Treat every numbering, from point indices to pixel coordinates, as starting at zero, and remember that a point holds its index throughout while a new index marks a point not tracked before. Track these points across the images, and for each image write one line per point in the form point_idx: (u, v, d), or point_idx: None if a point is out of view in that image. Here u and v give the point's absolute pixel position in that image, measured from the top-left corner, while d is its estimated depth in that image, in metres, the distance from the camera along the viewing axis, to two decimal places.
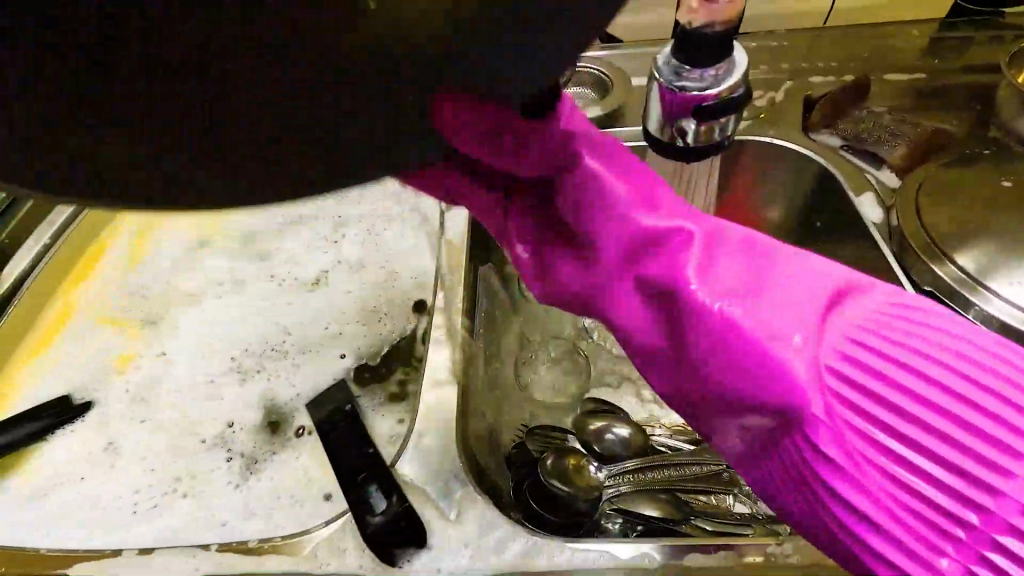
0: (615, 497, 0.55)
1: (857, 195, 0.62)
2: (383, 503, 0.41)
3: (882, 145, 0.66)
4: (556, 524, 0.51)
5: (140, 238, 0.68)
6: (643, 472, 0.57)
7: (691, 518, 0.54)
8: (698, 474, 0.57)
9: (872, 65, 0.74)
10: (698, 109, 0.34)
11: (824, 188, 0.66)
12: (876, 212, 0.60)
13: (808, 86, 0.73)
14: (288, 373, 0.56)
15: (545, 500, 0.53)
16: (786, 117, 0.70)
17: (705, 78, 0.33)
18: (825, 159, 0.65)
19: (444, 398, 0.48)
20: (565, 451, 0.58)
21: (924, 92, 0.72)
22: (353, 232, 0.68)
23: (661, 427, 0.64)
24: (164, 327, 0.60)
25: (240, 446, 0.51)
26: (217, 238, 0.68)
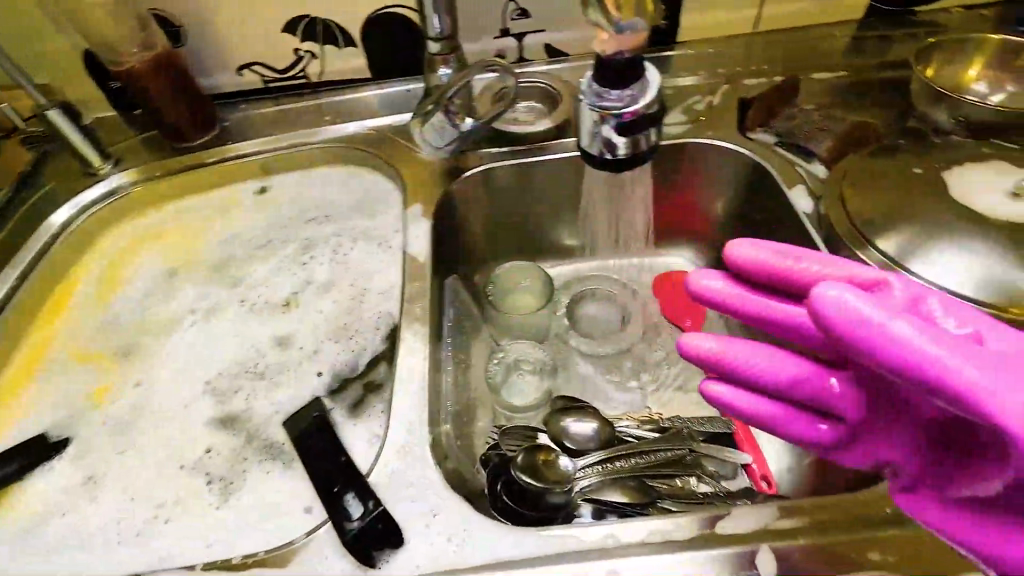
0: (585, 488, 0.59)
1: (790, 188, 0.66)
2: (360, 508, 0.44)
3: (812, 140, 0.71)
4: (528, 518, 0.54)
5: (111, 269, 0.70)
6: (610, 462, 0.61)
7: (657, 501, 0.57)
8: (662, 459, 0.61)
9: (800, 66, 0.80)
10: (620, 125, 0.37)
11: (761, 183, 0.71)
12: (809, 202, 0.65)
13: (743, 88, 0.78)
14: (263, 393, 0.58)
15: (518, 496, 0.56)
16: (724, 119, 0.75)
17: (624, 97, 0.36)
18: (759, 157, 0.70)
19: (414, 406, 0.51)
20: (537, 448, 0.61)
21: (848, 89, 0.78)
22: (321, 254, 0.70)
23: (627, 419, 0.67)
24: (137, 357, 0.62)
25: (218, 469, 0.52)
26: (187, 268, 0.70)
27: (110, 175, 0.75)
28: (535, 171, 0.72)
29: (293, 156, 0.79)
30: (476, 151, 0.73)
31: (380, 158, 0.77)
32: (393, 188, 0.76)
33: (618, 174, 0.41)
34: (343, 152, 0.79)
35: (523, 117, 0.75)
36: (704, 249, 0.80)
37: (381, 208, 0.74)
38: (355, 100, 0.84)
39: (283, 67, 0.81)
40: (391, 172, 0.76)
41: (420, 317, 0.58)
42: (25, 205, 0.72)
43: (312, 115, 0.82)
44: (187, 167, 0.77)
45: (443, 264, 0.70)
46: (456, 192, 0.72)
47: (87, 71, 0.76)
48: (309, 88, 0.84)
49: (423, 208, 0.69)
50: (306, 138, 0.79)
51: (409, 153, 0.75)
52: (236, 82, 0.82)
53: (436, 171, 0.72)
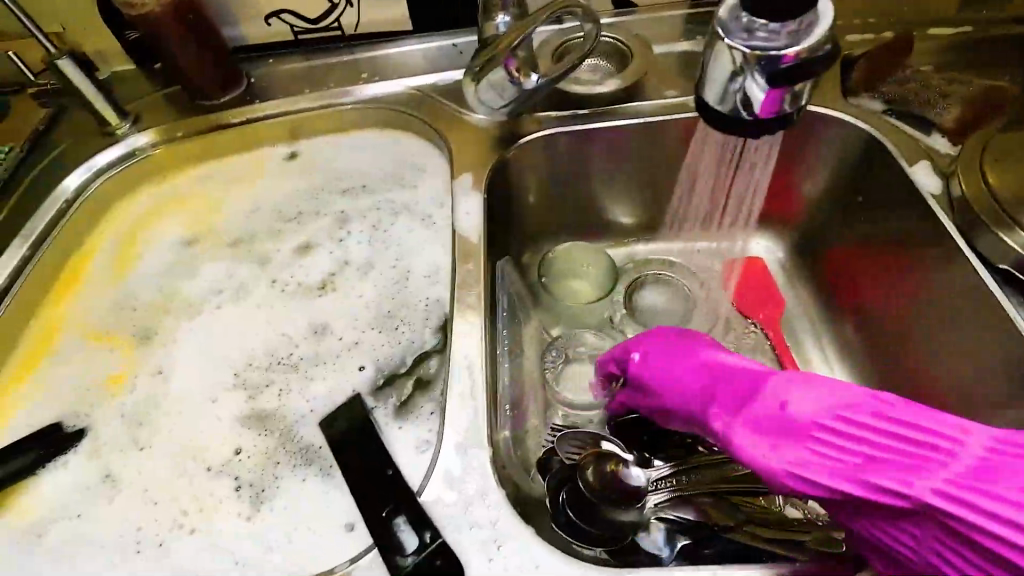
0: (657, 506, 0.51)
1: (910, 164, 0.56)
2: (416, 539, 0.38)
3: (932, 108, 0.60)
4: (595, 541, 0.47)
5: (129, 241, 0.64)
6: (680, 477, 0.53)
7: (741, 526, 0.50)
8: (745, 475, 0.53)
9: (914, 20, 0.68)
10: (772, 72, 0.28)
11: (869, 158, 0.60)
12: (933, 180, 0.54)
13: (845, 46, 0.67)
14: (297, 388, 0.51)
15: (583, 514, 0.48)
16: (823, 82, 0.64)
17: (782, 35, 0.27)
18: (869, 126, 0.59)
19: (471, 410, 0.43)
20: (602, 456, 0.53)
21: (972, 48, 0.66)
22: (358, 230, 0.63)
23: None
24: (158, 340, 0.56)
25: (247, 473, 0.46)
26: (211, 242, 0.63)
27: (127, 135, 0.68)
28: (600, 140, 0.63)
29: (326, 118, 0.71)
30: (534, 114, 0.64)
31: (423, 122, 0.68)
32: (437, 157, 0.67)
33: (750, 137, 0.32)
34: (381, 115, 0.71)
35: (587, 76, 0.66)
36: (787, 234, 0.70)
37: (425, 179, 0.66)
38: (394, 55, 0.75)
39: (315, 16, 0.72)
40: (435, 137, 0.67)
41: (474, 306, 0.50)
42: (36, 167, 0.66)
43: (347, 72, 0.74)
44: (211, 128, 0.69)
45: (495, 243, 0.62)
46: (510, 162, 0.63)
47: (101, 18, 0.69)
48: (344, 41, 0.75)
49: (473, 179, 0.60)
50: (341, 98, 0.71)
51: (456, 117, 0.67)
52: (264, 33, 0.73)
53: (487, 138, 0.64)
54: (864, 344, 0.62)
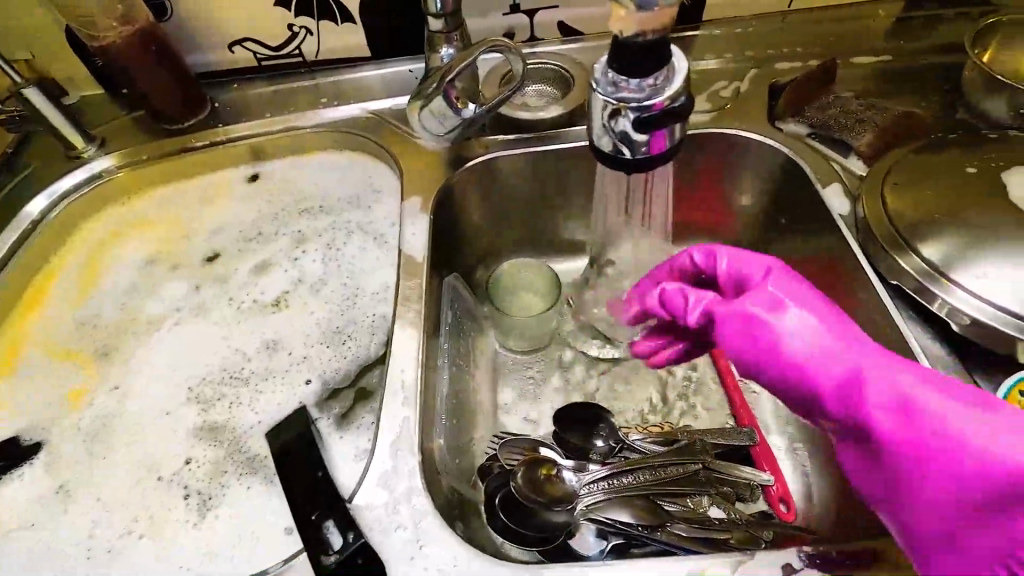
0: (590, 506, 0.54)
1: (824, 186, 0.61)
2: (339, 539, 0.40)
3: (850, 132, 0.64)
4: (526, 539, 0.50)
5: (92, 261, 0.67)
6: (616, 479, 0.56)
7: (667, 524, 0.53)
8: (674, 476, 0.56)
9: (839, 49, 0.73)
10: (639, 120, 0.32)
11: (792, 179, 0.65)
12: (843, 203, 0.59)
13: (775, 73, 0.72)
14: (246, 400, 0.54)
15: (515, 516, 0.52)
16: (751, 107, 0.68)
17: (644, 88, 0.31)
18: (790, 149, 0.64)
19: (403, 420, 0.47)
20: (539, 462, 0.56)
21: (891, 76, 0.71)
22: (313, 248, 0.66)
23: (638, 430, 0.62)
24: (115, 356, 0.59)
25: (195, 482, 0.49)
26: (172, 261, 0.66)
27: (93, 159, 0.71)
28: (544, 163, 0.68)
29: (287, 141, 0.75)
30: (481, 139, 0.67)
31: (378, 145, 0.72)
32: (391, 179, 0.71)
33: (638, 172, 0.36)
34: (340, 138, 0.74)
35: (532, 102, 0.69)
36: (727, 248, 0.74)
37: (379, 200, 0.70)
38: (354, 80, 0.78)
39: (277, 44, 0.75)
40: (389, 159, 0.71)
41: (414, 322, 0.53)
42: (3, 190, 0.69)
43: (308, 97, 0.77)
44: (175, 152, 0.72)
45: (443, 260, 0.65)
46: (458, 183, 0.67)
47: (68, 47, 0.72)
48: (305, 67, 0.78)
49: (422, 201, 0.64)
50: (301, 122, 0.74)
51: (409, 140, 0.70)
52: (228, 60, 0.77)
53: (437, 161, 0.67)
54: None
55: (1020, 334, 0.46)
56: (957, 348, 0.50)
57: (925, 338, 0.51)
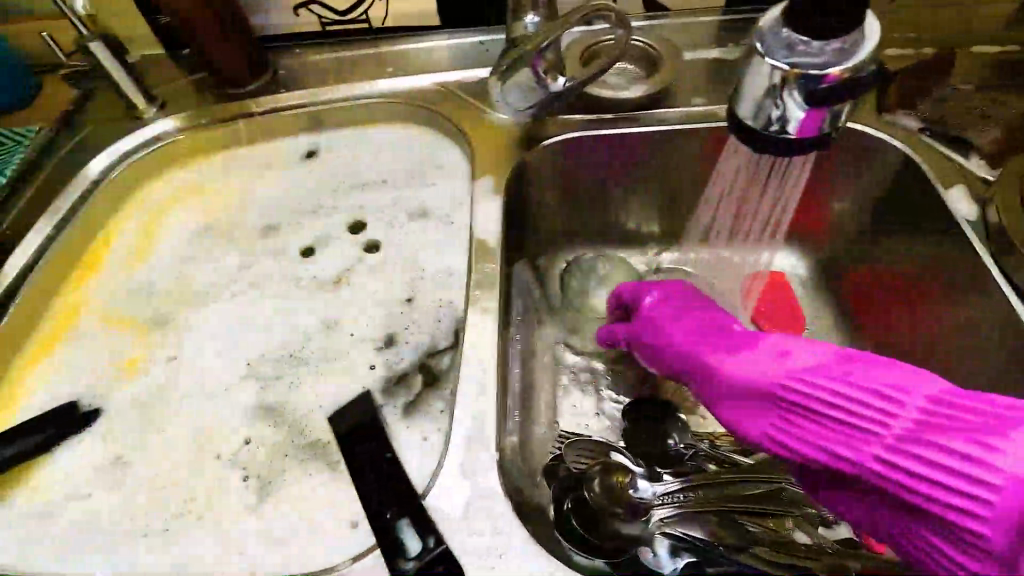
0: (664, 520, 0.50)
1: (945, 188, 0.54)
2: (417, 545, 0.37)
3: (969, 128, 0.58)
4: (597, 549, 0.46)
5: (148, 226, 0.66)
6: (691, 491, 0.52)
7: (750, 546, 0.49)
8: (756, 493, 0.52)
9: (956, 37, 0.66)
10: (812, 91, 0.27)
11: (901, 178, 0.58)
12: (969, 208, 0.52)
13: (881, 61, 0.65)
14: (306, 381, 0.52)
15: (585, 521, 0.48)
16: (855, 98, 0.62)
17: (822, 53, 0.26)
18: (901, 145, 0.58)
19: (484, 415, 0.43)
20: (608, 467, 0.53)
21: (1016, 68, 0.64)
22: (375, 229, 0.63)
23: (712, 436, 0.58)
24: (172, 326, 0.57)
25: (254, 465, 0.47)
26: (230, 231, 0.65)
27: (154, 120, 0.69)
28: (624, 147, 0.63)
29: (349, 111, 0.71)
30: (558, 117, 0.63)
31: (446, 119, 0.68)
32: (458, 157, 0.67)
33: (784, 154, 0.31)
34: (403, 110, 0.71)
35: (613, 81, 0.65)
36: (813, 249, 0.68)
37: (445, 177, 0.66)
38: (421, 50, 0.74)
39: (344, 8, 0.72)
40: (457, 134, 0.67)
41: (488, 310, 0.50)
42: (62, 150, 0.67)
43: (373, 66, 0.73)
44: (237, 117, 0.70)
45: (512, 246, 0.61)
46: (531, 163, 0.62)
47: (133, 1, 0.69)
48: (371, 34, 0.75)
49: (493, 180, 0.60)
50: (365, 91, 0.71)
51: (478, 115, 0.66)
52: (293, 23, 0.73)
53: (510, 139, 0.63)
54: None
55: None
56: None
57: None
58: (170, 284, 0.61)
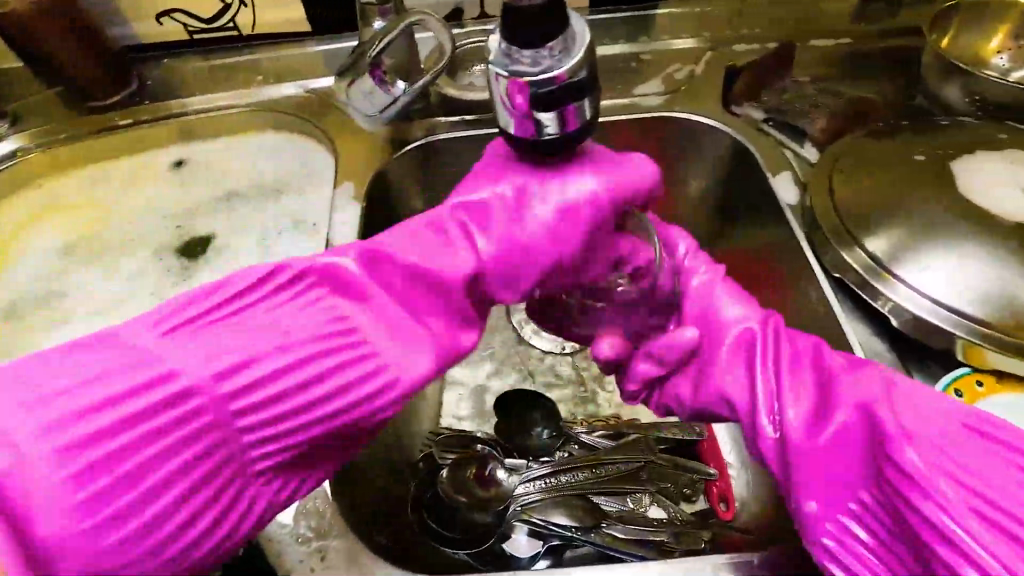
0: (528, 507, 0.51)
1: (774, 175, 0.58)
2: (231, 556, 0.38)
3: (804, 117, 0.62)
4: (453, 541, 0.48)
5: (3, 247, 0.64)
6: (555, 477, 0.54)
7: (605, 526, 0.51)
8: (616, 475, 0.55)
9: (798, 30, 0.70)
10: (541, 95, 0.28)
11: (744, 167, 0.62)
12: (792, 193, 0.56)
13: (732, 55, 0.69)
14: None
15: (444, 517, 0.50)
16: (705, 92, 0.66)
17: (540, 61, 0.28)
18: (741, 136, 0.61)
19: None
20: (470, 460, 0.53)
21: (851, 59, 0.68)
22: (241, 241, 0.62)
23: (583, 422, 0.60)
24: (20, 351, 0.56)
25: None
26: (91, 249, 0.63)
27: (7, 137, 0.67)
28: (489, 146, 0.64)
29: (220, 121, 0.70)
30: (422, 121, 0.64)
31: (316, 126, 0.68)
32: (329, 164, 0.67)
33: (549, 155, 0.33)
34: (275, 117, 0.70)
35: (477, 82, 0.66)
36: None
37: (315, 183, 0.66)
38: (294, 56, 0.74)
39: (209, 16, 0.70)
40: (326, 140, 0.67)
41: None
42: None
43: (245, 74, 0.72)
44: (98, 131, 0.68)
45: None
46: (397, 167, 0.63)
47: None
48: (242, 41, 0.73)
49: (354, 187, 0.60)
50: (235, 101, 0.70)
51: (345, 120, 0.66)
52: (156, 33, 0.71)
53: (374, 144, 0.63)
54: None
55: (961, 333, 0.44)
56: (897, 345, 0.48)
57: (868, 335, 0.49)
58: (24, 307, 0.59)
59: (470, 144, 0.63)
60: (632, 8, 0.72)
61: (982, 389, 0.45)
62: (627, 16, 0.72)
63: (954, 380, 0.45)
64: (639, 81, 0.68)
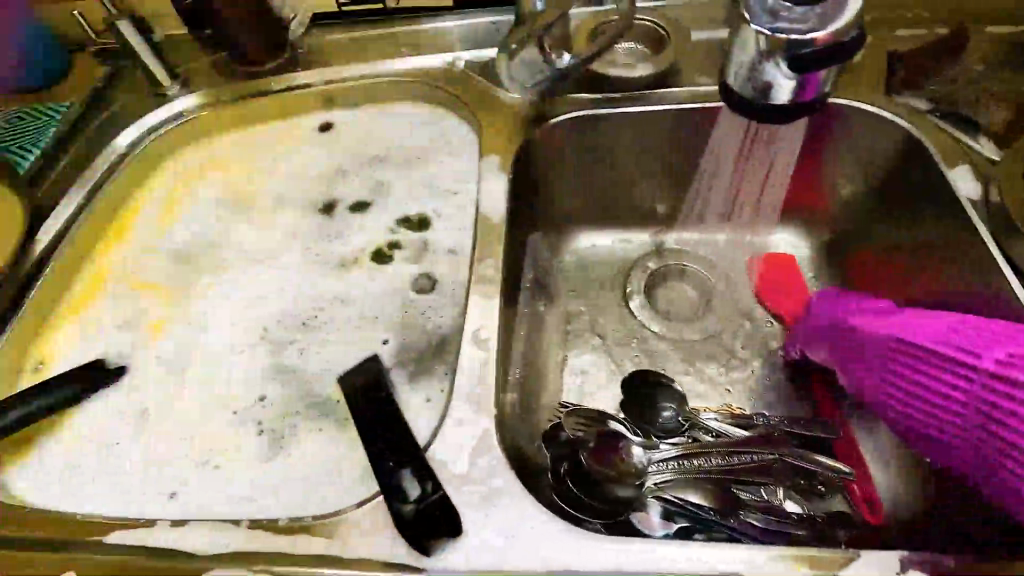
0: (660, 485, 0.52)
1: (950, 168, 0.55)
2: (416, 490, 0.39)
3: (978, 110, 0.58)
4: (591, 509, 0.49)
5: (173, 197, 0.69)
6: (688, 459, 0.53)
7: (740, 513, 0.51)
8: (749, 464, 0.53)
9: (969, 17, 0.65)
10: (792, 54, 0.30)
11: (905, 158, 0.59)
12: (974, 187, 0.54)
13: (893, 41, 0.65)
14: (318, 348, 0.55)
15: (581, 483, 0.51)
16: (865, 78, 0.62)
17: (808, 18, 0.30)
18: (908, 124, 0.58)
19: (482, 370, 0.46)
20: (605, 434, 0.54)
21: None
22: (387, 203, 0.65)
23: (709, 410, 0.60)
24: (194, 292, 0.61)
25: (269, 420, 0.50)
26: (251, 203, 0.68)
27: (179, 95, 0.72)
28: (631, 125, 0.64)
29: (365, 89, 0.73)
30: (567, 96, 0.64)
31: (457, 97, 0.69)
32: (468, 134, 0.69)
33: (771, 123, 0.34)
34: (417, 88, 0.73)
35: (621, 60, 0.65)
36: (818, 231, 0.69)
37: (456, 152, 0.67)
38: (433, 29, 0.76)
39: None
40: (466, 112, 0.69)
41: (492, 278, 0.51)
42: (93, 122, 0.70)
43: (387, 45, 0.75)
44: (256, 94, 0.72)
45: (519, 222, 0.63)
46: (539, 141, 0.64)
47: None
48: (386, 14, 0.76)
49: (500, 158, 0.61)
50: (379, 70, 0.73)
51: (487, 93, 0.68)
52: (309, 2, 0.75)
53: (519, 116, 0.64)
54: None
55: None
56: None
57: None
58: (192, 252, 0.64)
59: (614, 122, 0.64)
60: None
61: None
62: None
63: None
64: None
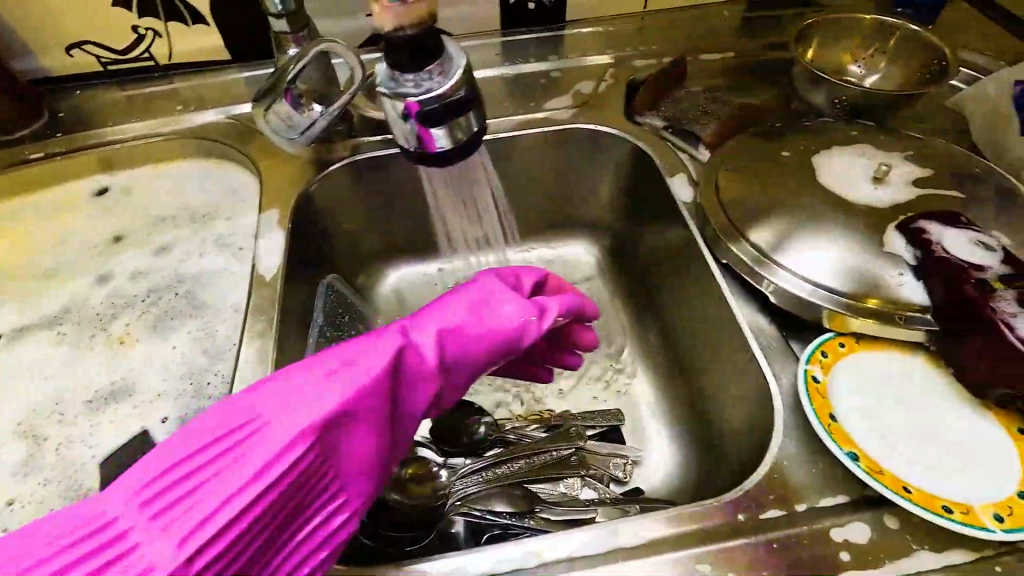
0: (465, 499, 0.54)
1: (670, 178, 0.64)
2: None
3: (696, 124, 0.69)
4: (401, 539, 0.51)
5: None
6: (494, 469, 0.57)
7: (538, 511, 0.54)
8: (549, 463, 0.58)
9: (690, 47, 0.78)
10: (431, 112, 0.32)
11: (644, 170, 0.68)
12: (687, 192, 0.63)
13: (633, 70, 0.76)
14: (79, 434, 0.50)
15: (391, 521, 0.51)
16: (611, 105, 0.72)
17: (422, 83, 0.32)
18: (642, 143, 0.68)
19: None
20: (409, 461, 0.56)
21: (736, 71, 0.77)
22: (160, 269, 0.62)
23: (518, 418, 0.63)
24: None
25: (18, 524, 0.46)
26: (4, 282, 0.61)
27: None
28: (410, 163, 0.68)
29: (140, 150, 0.70)
30: (344, 142, 0.66)
31: (240, 152, 0.68)
32: (253, 187, 0.68)
33: (452, 166, 0.36)
34: (198, 145, 0.70)
35: None
36: (599, 238, 0.78)
37: (238, 206, 0.66)
38: (216, 83, 0.74)
39: (122, 47, 0.70)
40: (249, 166, 0.68)
41: (262, 333, 0.51)
42: None
43: (164, 102, 0.72)
44: (7, 164, 0.66)
45: (307, 268, 0.64)
46: (319, 188, 0.65)
47: None
48: (160, 70, 0.73)
49: (277, 212, 0.61)
50: (154, 129, 0.70)
51: (266, 146, 0.68)
52: (67, 63, 0.70)
53: (296, 167, 0.65)
54: (660, 335, 0.69)
55: (827, 304, 0.49)
56: (778, 320, 0.53)
57: (753, 310, 0.54)
58: None
59: (392, 162, 0.67)
60: (543, 30, 0.78)
61: (844, 349, 0.49)
62: (538, 38, 0.78)
63: (819, 344, 0.49)
64: (550, 96, 0.74)
